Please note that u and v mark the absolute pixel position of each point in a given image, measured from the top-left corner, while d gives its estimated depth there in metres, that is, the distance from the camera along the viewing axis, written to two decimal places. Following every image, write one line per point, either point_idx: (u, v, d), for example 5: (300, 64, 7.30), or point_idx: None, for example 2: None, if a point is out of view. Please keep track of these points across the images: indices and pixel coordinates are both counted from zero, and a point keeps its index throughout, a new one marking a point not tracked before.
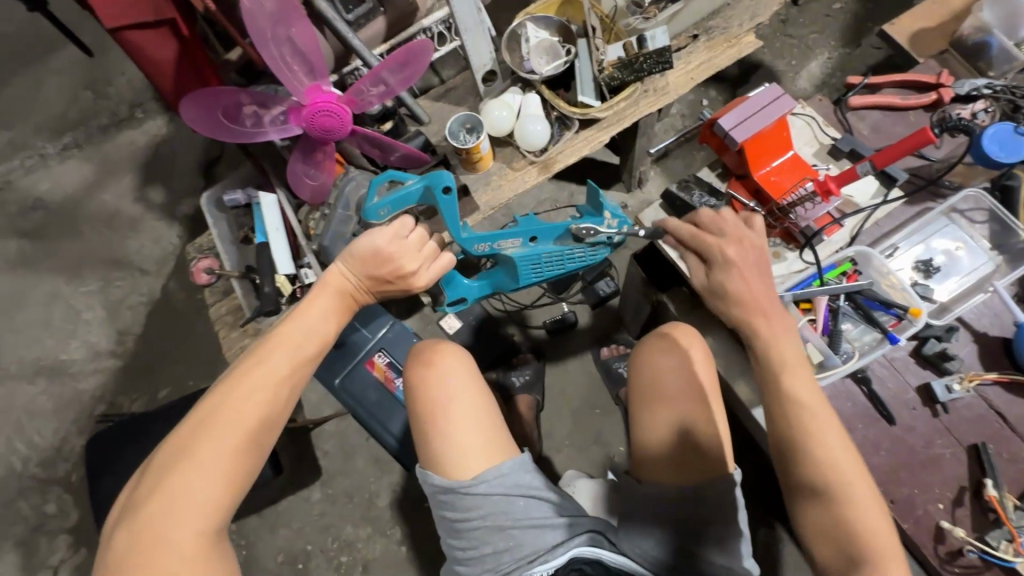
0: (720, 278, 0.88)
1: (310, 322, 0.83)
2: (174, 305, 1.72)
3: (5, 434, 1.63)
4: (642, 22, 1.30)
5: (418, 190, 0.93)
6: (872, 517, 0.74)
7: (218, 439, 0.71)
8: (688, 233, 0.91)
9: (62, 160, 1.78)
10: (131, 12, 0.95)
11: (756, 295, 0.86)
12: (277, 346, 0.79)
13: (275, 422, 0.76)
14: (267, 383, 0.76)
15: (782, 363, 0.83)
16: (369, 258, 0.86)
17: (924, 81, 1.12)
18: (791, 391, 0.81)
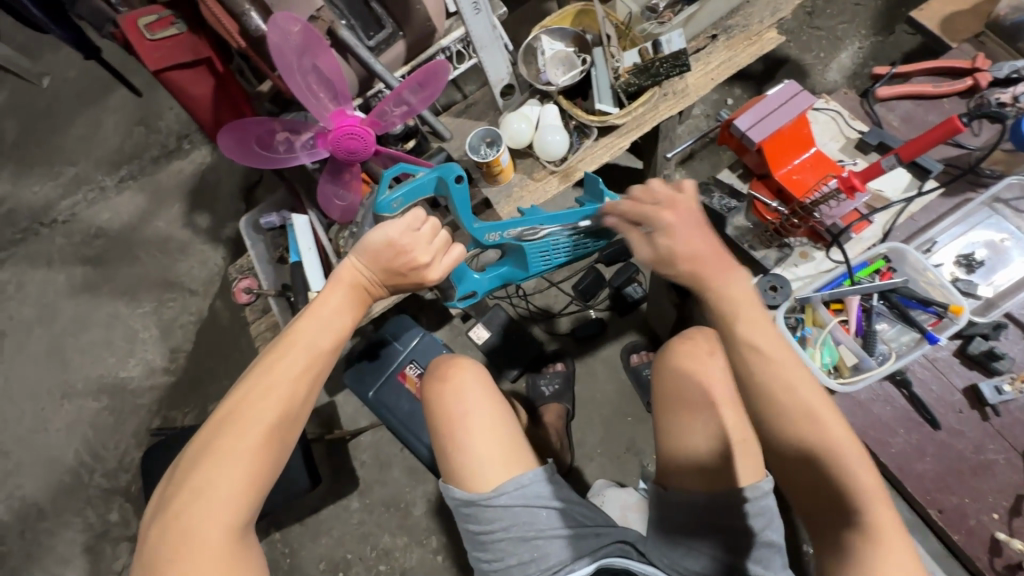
0: (666, 245, 0.78)
1: (327, 316, 0.82)
2: (220, 323, 1.83)
3: (73, 447, 1.76)
4: (657, 27, 1.31)
5: (430, 181, 0.94)
6: (877, 509, 0.71)
7: (240, 435, 0.73)
8: (629, 206, 0.83)
9: (119, 192, 1.92)
10: (171, 55, 1.03)
11: (702, 265, 0.77)
12: (293, 343, 0.79)
13: (295, 417, 0.77)
14: (285, 381, 0.76)
15: (738, 331, 0.75)
16: (379, 249, 0.84)
17: (959, 66, 1.13)
18: (767, 377, 0.74)
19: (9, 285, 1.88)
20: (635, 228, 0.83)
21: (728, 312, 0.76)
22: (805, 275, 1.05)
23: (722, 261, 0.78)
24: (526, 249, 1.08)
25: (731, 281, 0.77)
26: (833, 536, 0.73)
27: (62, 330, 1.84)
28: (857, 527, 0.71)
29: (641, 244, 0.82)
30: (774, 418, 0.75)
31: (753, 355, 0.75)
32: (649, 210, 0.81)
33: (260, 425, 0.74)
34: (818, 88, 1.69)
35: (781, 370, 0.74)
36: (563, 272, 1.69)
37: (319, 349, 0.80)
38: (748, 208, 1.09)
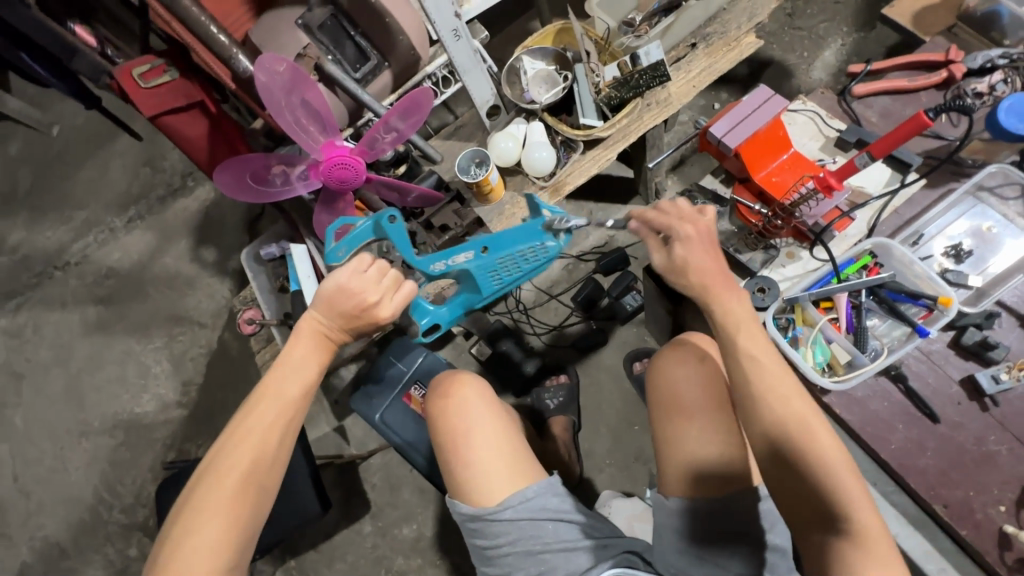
0: (681, 254, 0.82)
1: (293, 368, 0.89)
2: (229, 353, 1.86)
3: (92, 484, 1.79)
4: (635, 41, 1.35)
5: (368, 227, 1.01)
6: (864, 518, 0.71)
7: (218, 487, 0.79)
8: (653, 215, 0.86)
9: (128, 232, 1.97)
10: (165, 100, 1.08)
11: (708, 278, 0.81)
12: (266, 396, 0.86)
13: (268, 466, 0.82)
14: (258, 433, 0.83)
15: (741, 341, 0.78)
16: (335, 294, 0.91)
17: (933, 60, 1.16)
18: (764, 388, 0.76)
19: (26, 328, 1.93)
20: (654, 237, 0.87)
21: (733, 322, 0.80)
22: (793, 275, 1.08)
23: (726, 276, 0.82)
24: (472, 271, 1.10)
25: (731, 296, 0.80)
26: (821, 549, 0.73)
27: (78, 370, 1.88)
28: (847, 538, 0.71)
29: (658, 252, 0.85)
30: (768, 429, 0.75)
31: (754, 366, 0.77)
32: (670, 221, 0.84)
33: (235, 474, 0.80)
34: (803, 87, 1.70)
35: (775, 382, 0.76)
36: (562, 284, 1.70)
37: (288, 400, 0.87)
38: (733, 211, 1.15)
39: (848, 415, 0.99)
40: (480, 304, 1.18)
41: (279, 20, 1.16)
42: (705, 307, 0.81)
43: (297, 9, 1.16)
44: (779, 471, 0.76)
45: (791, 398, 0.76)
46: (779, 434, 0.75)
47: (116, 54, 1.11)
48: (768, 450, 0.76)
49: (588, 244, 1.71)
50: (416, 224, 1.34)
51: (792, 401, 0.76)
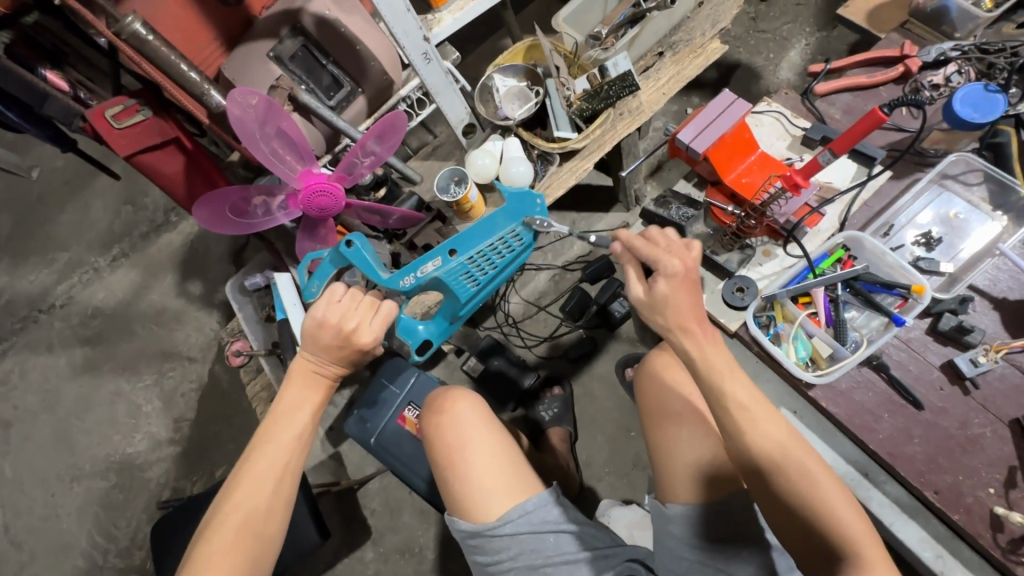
0: (663, 290, 0.78)
1: (292, 412, 0.90)
2: (221, 386, 1.85)
3: (86, 530, 1.75)
4: (602, 53, 1.37)
5: (330, 259, 1.04)
6: (864, 543, 0.73)
7: (218, 536, 0.80)
8: (642, 245, 0.82)
9: (113, 271, 1.95)
10: (142, 138, 1.08)
11: (687, 318, 0.78)
12: (265, 442, 0.87)
13: (263, 514, 0.82)
14: (259, 480, 0.83)
15: (728, 386, 0.77)
16: (316, 332, 0.93)
17: (888, 56, 1.20)
18: (752, 426, 0.77)
19: (12, 375, 1.90)
20: (637, 265, 0.83)
21: (714, 371, 0.77)
22: (769, 273, 1.11)
23: (699, 307, 0.79)
24: (444, 279, 1.09)
25: (707, 341, 0.78)
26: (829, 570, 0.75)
27: (67, 414, 1.85)
28: (852, 564, 0.72)
29: (638, 282, 0.81)
30: (768, 468, 0.77)
31: (743, 409, 0.77)
32: (660, 255, 0.80)
33: (231, 525, 0.80)
34: (771, 87, 1.74)
35: (763, 419, 0.77)
36: (550, 295, 1.71)
37: (286, 445, 0.87)
38: (707, 214, 1.16)
39: (834, 408, 1.01)
40: (464, 308, 1.20)
41: (252, 52, 1.15)
42: (681, 348, 0.78)
43: (269, 40, 1.15)
44: (778, 502, 0.77)
45: (781, 436, 0.77)
46: (777, 471, 0.76)
47: (88, 96, 1.11)
48: (763, 485, 0.78)
49: (573, 253, 1.72)
50: (399, 246, 1.34)
51: (782, 434, 0.77)
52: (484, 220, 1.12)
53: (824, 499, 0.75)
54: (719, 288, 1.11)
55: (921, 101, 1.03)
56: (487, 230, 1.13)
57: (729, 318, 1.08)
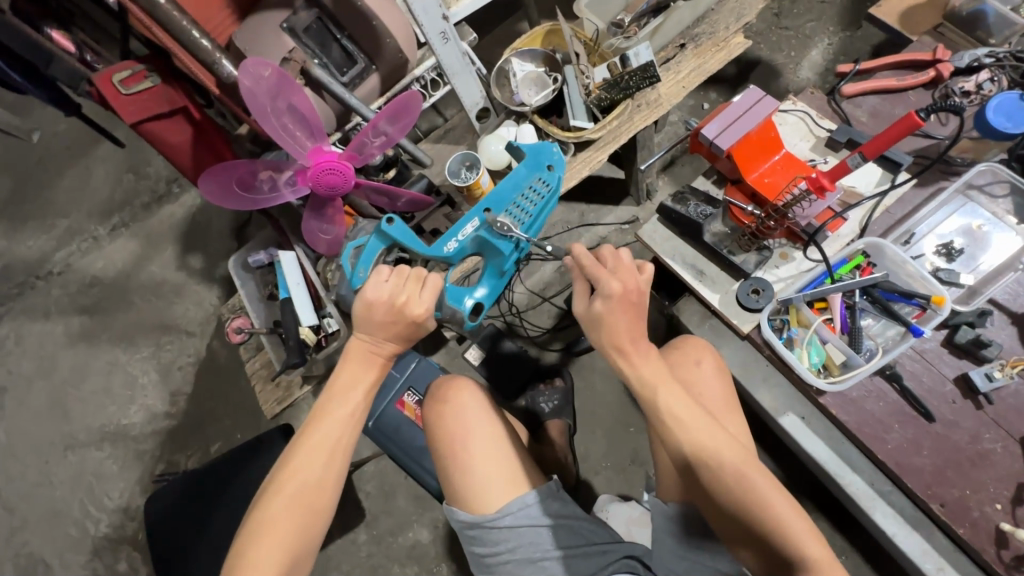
0: (599, 309, 0.83)
1: (347, 385, 0.88)
2: (218, 362, 1.82)
3: (78, 499, 1.75)
4: (624, 41, 1.33)
5: (374, 239, 1.03)
6: (808, 546, 0.74)
7: (273, 507, 0.78)
8: (588, 261, 0.85)
9: (112, 240, 1.92)
10: (149, 105, 1.05)
11: (621, 337, 0.82)
12: (322, 413, 0.85)
13: (315, 487, 0.80)
14: (315, 453, 0.82)
15: (661, 401, 0.79)
16: (366, 312, 0.89)
17: (920, 59, 1.17)
18: (690, 441, 0.77)
19: (9, 339, 1.88)
20: (583, 279, 0.88)
21: (648, 386, 0.80)
22: (786, 276, 1.10)
23: (636, 327, 0.83)
24: (486, 235, 1.07)
25: (641, 361, 0.81)
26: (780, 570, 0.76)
27: (62, 381, 1.84)
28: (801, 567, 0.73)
29: (583, 301, 0.86)
30: (713, 483, 0.77)
31: (677, 424, 0.78)
32: (600, 274, 0.84)
33: (286, 496, 0.79)
34: (791, 86, 1.71)
35: (699, 433, 0.77)
36: (555, 286, 1.69)
37: (339, 421, 0.85)
38: (725, 213, 1.13)
39: (844, 415, 1.01)
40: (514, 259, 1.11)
41: (265, 22, 1.13)
42: (619, 370, 0.83)
43: (283, 11, 1.12)
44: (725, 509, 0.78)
45: (721, 453, 0.76)
46: (722, 485, 0.76)
47: (95, 59, 1.08)
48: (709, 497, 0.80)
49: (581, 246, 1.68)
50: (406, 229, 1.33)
51: (724, 448, 0.77)
52: (510, 175, 1.12)
53: (774, 511, 0.75)
54: (733, 289, 1.11)
55: (953, 107, 0.97)
56: (515, 182, 1.11)
57: (743, 320, 1.08)
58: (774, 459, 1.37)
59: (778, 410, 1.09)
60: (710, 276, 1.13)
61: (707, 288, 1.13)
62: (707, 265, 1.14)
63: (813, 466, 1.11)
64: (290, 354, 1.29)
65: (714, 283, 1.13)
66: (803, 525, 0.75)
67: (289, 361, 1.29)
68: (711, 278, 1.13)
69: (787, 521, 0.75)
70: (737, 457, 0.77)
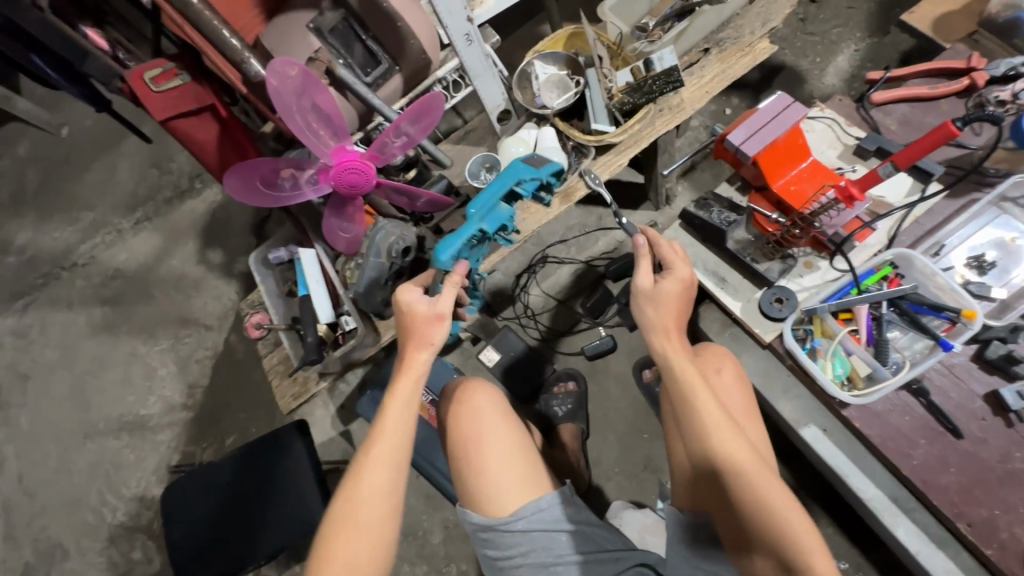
0: (664, 288, 0.87)
1: (394, 419, 0.87)
2: (235, 356, 1.85)
3: (96, 487, 1.78)
4: (648, 45, 1.31)
5: None
6: (814, 558, 0.73)
7: (350, 524, 0.82)
8: (666, 245, 0.91)
9: (136, 233, 1.96)
10: (178, 103, 1.08)
11: (670, 321, 0.86)
12: (371, 452, 0.85)
13: (389, 499, 0.84)
14: (373, 493, 0.83)
15: (696, 383, 0.83)
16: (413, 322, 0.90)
17: (955, 67, 1.15)
18: (714, 429, 0.80)
19: (33, 328, 1.93)
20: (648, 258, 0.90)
21: (683, 371, 0.83)
22: (811, 285, 1.08)
23: (680, 320, 0.88)
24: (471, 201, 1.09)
25: (679, 348, 0.85)
26: None
27: (84, 371, 1.88)
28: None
29: (646, 275, 0.89)
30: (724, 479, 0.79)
31: (700, 409, 0.81)
32: (675, 260, 0.90)
33: (365, 509, 0.82)
34: (816, 92, 1.68)
35: (717, 420, 0.80)
36: (571, 289, 1.68)
37: (400, 436, 0.86)
38: (749, 220, 1.12)
39: (868, 429, 0.99)
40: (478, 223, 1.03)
41: (292, 23, 1.14)
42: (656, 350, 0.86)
43: (310, 12, 1.14)
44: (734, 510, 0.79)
45: (736, 455, 0.78)
46: (731, 482, 0.78)
47: (127, 56, 1.10)
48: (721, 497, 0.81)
49: (598, 248, 1.67)
50: (425, 229, 1.33)
51: (735, 443, 0.79)
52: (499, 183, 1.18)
53: (782, 517, 0.75)
54: (755, 297, 1.10)
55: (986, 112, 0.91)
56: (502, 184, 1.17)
57: (765, 329, 1.07)
58: (792, 471, 1.35)
59: (799, 422, 1.07)
60: (732, 284, 1.12)
61: (729, 296, 1.12)
62: (729, 272, 1.13)
63: (833, 479, 1.09)
64: (308, 352, 1.31)
65: (736, 290, 1.12)
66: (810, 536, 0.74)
67: (307, 359, 1.32)
68: (733, 286, 1.12)
69: (795, 530, 0.74)
70: (750, 460, 0.78)
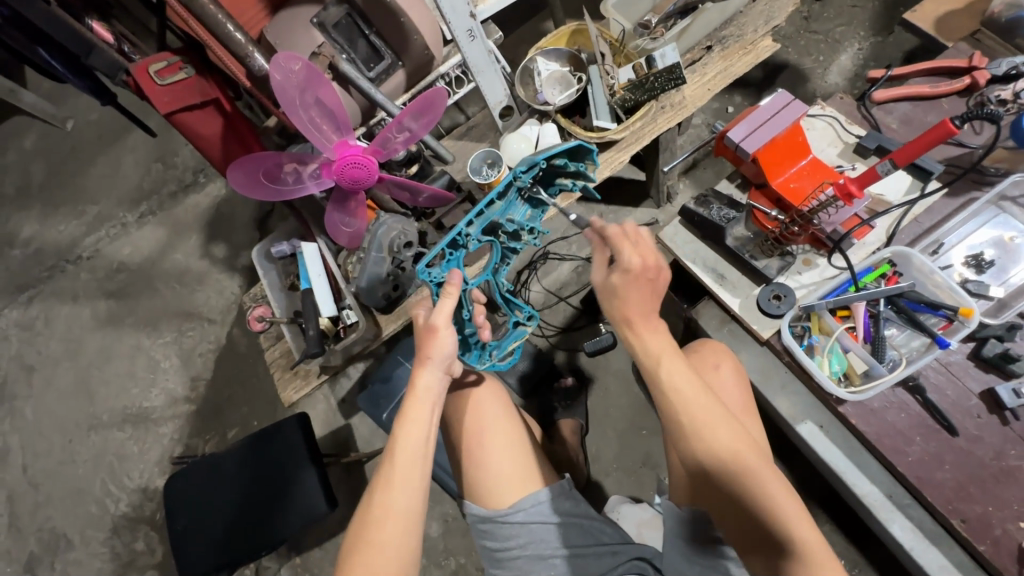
0: (618, 281, 0.80)
1: (412, 441, 0.83)
2: (237, 350, 1.86)
3: (99, 478, 1.80)
4: (651, 43, 1.33)
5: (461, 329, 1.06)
6: (804, 535, 0.73)
7: (379, 549, 0.78)
8: (613, 232, 0.83)
9: (140, 227, 1.97)
10: (182, 97, 1.08)
11: (631, 311, 0.80)
12: (393, 471, 0.82)
13: (416, 517, 0.81)
14: (401, 512, 0.80)
15: (667, 377, 0.79)
16: (429, 336, 0.88)
17: (956, 66, 1.15)
18: (694, 421, 0.77)
19: (38, 321, 1.95)
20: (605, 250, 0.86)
21: (655, 360, 0.80)
22: (809, 282, 1.09)
23: (651, 306, 0.81)
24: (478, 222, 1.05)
25: (652, 337, 0.80)
26: (773, 559, 0.76)
27: (88, 363, 1.90)
28: (790, 553, 0.74)
29: (601, 270, 0.84)
30: (713, 469, 0.77)
31: (682, 401, 0.78)
32: (621, 244, 0.82)
33: (393, 531, 0.79)
34: (819, 91, 1.68)
35: (701, 410, 0.77)
36: (571, 286, 1.69)
37: (419, 452, 0.84)
38: (748, 217, 1.12)
39: (864, 426, 1.00)
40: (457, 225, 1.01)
41: (294, 18, 1.15)
42: (626, 340, 0.82)
43: (313, 8, 1.15)
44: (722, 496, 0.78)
45: (722, 439, 0.76)
46: (721, 471, 0.76)
47: (132, 50, 1.11)
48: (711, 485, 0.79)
49: None
50: (427, 224, 1.36)
51: (719, 429, 0.77)
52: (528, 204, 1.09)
53: (771, 499, 0.74)
54: (754, 294, 1.10)
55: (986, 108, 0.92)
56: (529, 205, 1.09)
57: (763, 326, 1.07)
58: (789, 468, 1.35)
59: (796, 418, 1.08)
60: (730, 280, 1.12)
61: (728, 293, 1.12)
62: (728, 269, 1.13)
63: (829, 476, 1.09)
64: (310, 345, 1.29)
65: (735, 287, 1.12)
66: (798, 514, 0.74)
67: (309, 352, 1.29)
68: (731, 283, 1.12)
69: (782, 507, 0.74)
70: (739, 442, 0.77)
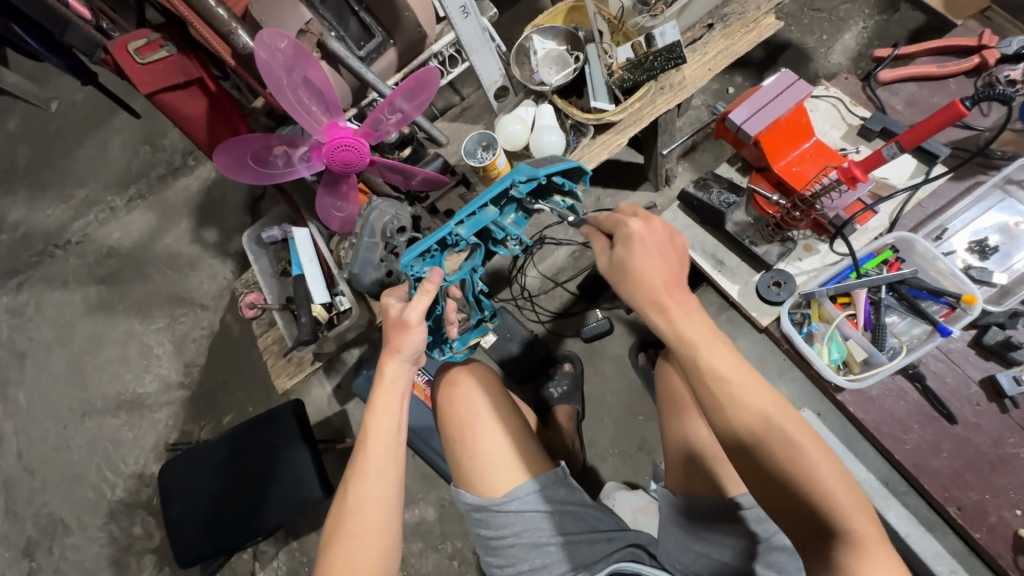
0: (622, 257, 0.74)
1: (385, 432, 0.83)
2: (231, 336, 1.84)
3: (95, 464, 1.79)
4: (650, 20, 1.27)
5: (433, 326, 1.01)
6: (856, 521, 0.64)
7: (353, 535, 0.79)
8: (605, 215, 0.81)
9: (129, 211, 1.93)
10: (163, 77, 1.05)
11: (657, 289, 0.71)
12: (365, 463, 0.82)
13: (389, 506, 0.81)
14: (373, 501, 0.80)
15: (703, 358, 0.69)
16: (404, 329, 0.84)
17: (965, 45, 1.12)
18: (735, 404, 0.67)
19: (28, 307, 1.92)
20: (603, 237, 0.80)
21: (689, 341, 0.70)
22: (809, 268, 1.07)
23: (676, 281, 0.72)
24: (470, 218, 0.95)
25: (685, 315, 0.70)
26: (819, 550, 0.66)
27: (80, 349, 1.87)
28: (842, 543, 0.64)
29: (602, 254, 0.78)
30: (762, 452, 0.66)
31: (718, 382, 0.68)
32: (618, 223, 0.78)
33: (368, 518, 0.80)
34: (821, 72, 1.64)
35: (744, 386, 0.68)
36: (568, 272, 1.66)
37: (387, 442, 0.83)
38: (749, 202, 1.10)
39: (862, 414, 0.99)
40: (448, 224, 0.93)
41: None
42: (651, 323, 0.72)
43: None
44: (763, 481, 0.68)
45: (771, 414, 0.67)
46: (770, 455, 0.66)
47: (111, 27, 1.08)
48: (750, 470, 0.69)
49: None
50: (420, 208, 1.30)
51: (762, 403, 0.68)
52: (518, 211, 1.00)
53: (821, 483, 0.65)
54: (753, 280, 1.09)
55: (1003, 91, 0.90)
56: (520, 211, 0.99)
57: (761, 313, 1.06)
58: None
59: None
60: (729, 267, 1.11)
61: (726, 279, 1.10)
62: (727, 255, 1.12)
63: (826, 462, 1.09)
64: (302, 332, 1.28)
65: (732, 273, 1.11)
66: (850, 498, 0.65)
67: (301, 340, 1.28)
68: (730, 269, 1.11)
69: (834, 492, 0.65)
70: (787, 420, 0.67)
